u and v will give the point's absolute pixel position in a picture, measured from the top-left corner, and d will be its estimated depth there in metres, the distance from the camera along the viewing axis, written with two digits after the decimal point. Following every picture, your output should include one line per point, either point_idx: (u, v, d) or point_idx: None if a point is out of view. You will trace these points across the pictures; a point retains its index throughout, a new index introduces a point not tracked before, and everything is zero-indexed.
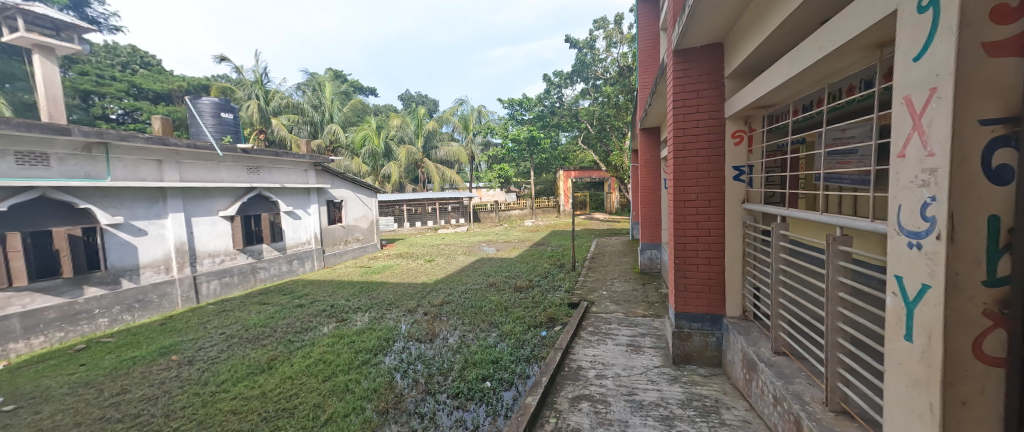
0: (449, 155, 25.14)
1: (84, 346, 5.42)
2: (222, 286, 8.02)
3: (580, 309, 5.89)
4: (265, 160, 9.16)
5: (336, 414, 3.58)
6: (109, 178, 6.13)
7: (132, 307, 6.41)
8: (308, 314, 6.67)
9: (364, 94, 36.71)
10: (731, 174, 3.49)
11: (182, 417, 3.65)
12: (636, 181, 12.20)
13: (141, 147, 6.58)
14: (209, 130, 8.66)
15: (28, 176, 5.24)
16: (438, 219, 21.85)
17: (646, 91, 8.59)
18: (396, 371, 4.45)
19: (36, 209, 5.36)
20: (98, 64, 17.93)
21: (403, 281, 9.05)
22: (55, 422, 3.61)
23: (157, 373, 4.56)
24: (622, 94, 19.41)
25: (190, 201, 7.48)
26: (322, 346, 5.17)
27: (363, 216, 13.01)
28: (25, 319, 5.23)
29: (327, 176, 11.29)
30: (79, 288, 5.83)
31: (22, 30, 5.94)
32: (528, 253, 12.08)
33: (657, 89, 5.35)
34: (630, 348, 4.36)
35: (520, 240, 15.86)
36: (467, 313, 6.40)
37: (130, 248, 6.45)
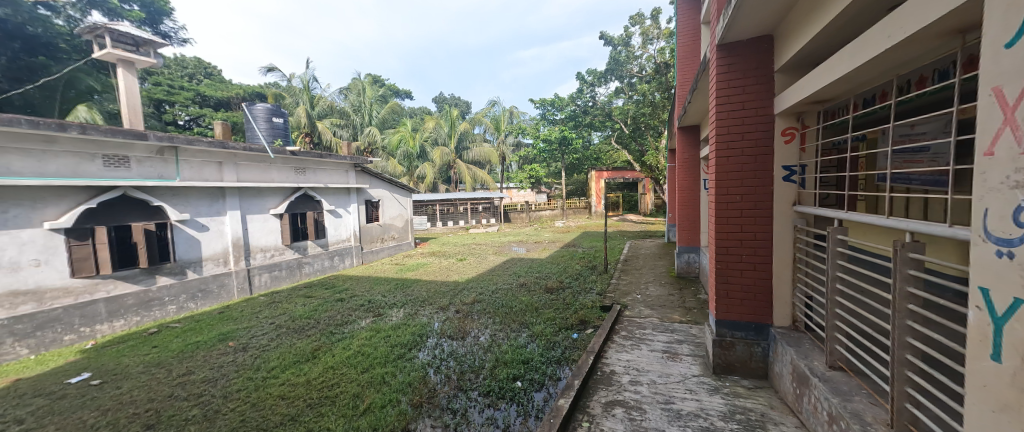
0: (481, 156, 25.52)
1: (156, 330, 6.11)
2: (273, 279, 8.71)
3: (613, 312, 5.77)
4: (311, 161, 9.85)
5: (375, 405, 3.77)
6: (178, 178, 6.83)
7: (195, 296, 7.14)
8: (347, 308, 7.07)
9: (400, 97, 38.14)
10: (781, 174, 3.27)
11: (238, 399, 4.00)
12: (670, 184, 11.74)
13: (205, 150, 7.30)
14: (262, 133, 9.45)
15: (112, 177, 5.99)
16: (470, 219, 22.23)
17: (685, 89, 8.23)
18: (429, 367, 4.61)
19: (120, 205, 6.11)
20: (170, 76, 20.00)
21: (434, 279, 9.34)
22: (133, 396, 4.10)
23: (217, 356, 5.05)
24: (658, 92, 18.76)
25: (246, 199, 8.20)
26: (360, 339, 5.46)
27: (398, 215, 13.58)
28: (110, 304, 5.95)
29: (366, 176, 11.92)
30: (152, 277, 6.55)
31: (110, 48, 6.85)
32: (556, 255, 11.99)
33: (697, 86, 5.11)
34: (667, 355, 4.20)
35: (549, 241, 15.77)
36: (498, 312, 6.48)
37: (195, 242, 7.17)
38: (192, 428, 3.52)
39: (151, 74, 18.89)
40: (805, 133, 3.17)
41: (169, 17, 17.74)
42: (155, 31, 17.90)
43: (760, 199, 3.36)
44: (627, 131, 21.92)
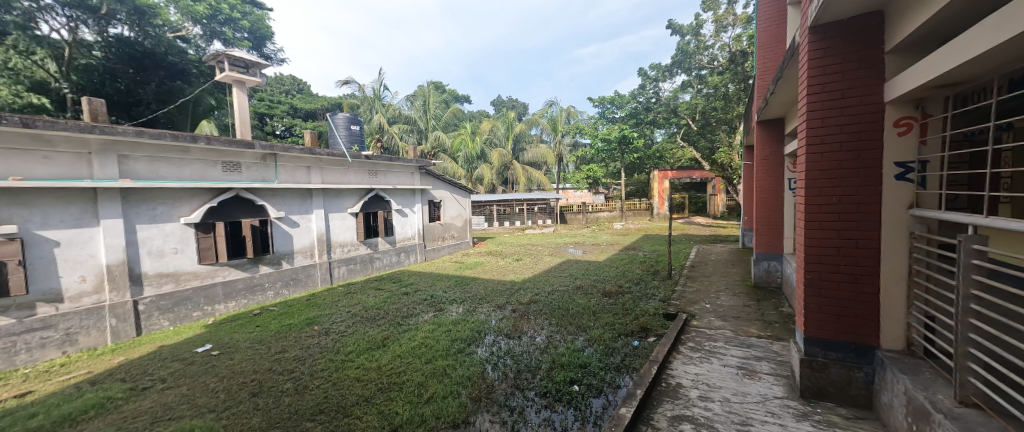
0: (537, 157, 25.59)
1: (258, 312, 7.11)
2: (349, 272, 9.63)
3: (679, 321, 5.42)
4: (382, 164, 10.71)
5: (437, 395, 3.98)
6: (276, 181, 7.92)
7: (288, 284, 8.16)
8: (412, 301, 7.57)
9: (460, 103, 39.72)
10: (892, 172, 2.81)
11: (323, 377, 4.49)
12: (745, 186, 10.70)
13: (297, 156, 8.35)
14: (342, 140, 10.50)
15: (228, 180, 7.13)
16: (526, 220, 22.37)
17: (767, 79, 7.40)
18: (487, 363, 4.74)
19: (234, 204, 7.17)
20: (271, 92, 23.06)
21: (492, 277, 9.57)
22: (243, 367, 4.82)
23: (305, 338, 5.74)
24: (732, 83, 17.24)
25: (329, 199, 9.18)
26: (424, 332, 5.80)
27: (457, 215, 14.19)
28: (225, 287, 7.06)
29: (429, 178, 12.65)
30: (256, 266, 7.63)
31: (227, 71, 8.14)
32: (615, 258, 11.53)
33: (783, 75, 4.59)
34: (742, 372, 3.83)
35: (607, 243, 15.25)
36: (555, 314, 6.45)
37: (288, 236, 8.21)
38: (286, 399, 4.01)
39: (256, 91, 21.97)
40: (925, 124, 2.69)
41: (270, 41, 20.50)
42: (259, 54, 20.80)
43: (864, 201, 2.91)
44: (695, 127, 20.51)
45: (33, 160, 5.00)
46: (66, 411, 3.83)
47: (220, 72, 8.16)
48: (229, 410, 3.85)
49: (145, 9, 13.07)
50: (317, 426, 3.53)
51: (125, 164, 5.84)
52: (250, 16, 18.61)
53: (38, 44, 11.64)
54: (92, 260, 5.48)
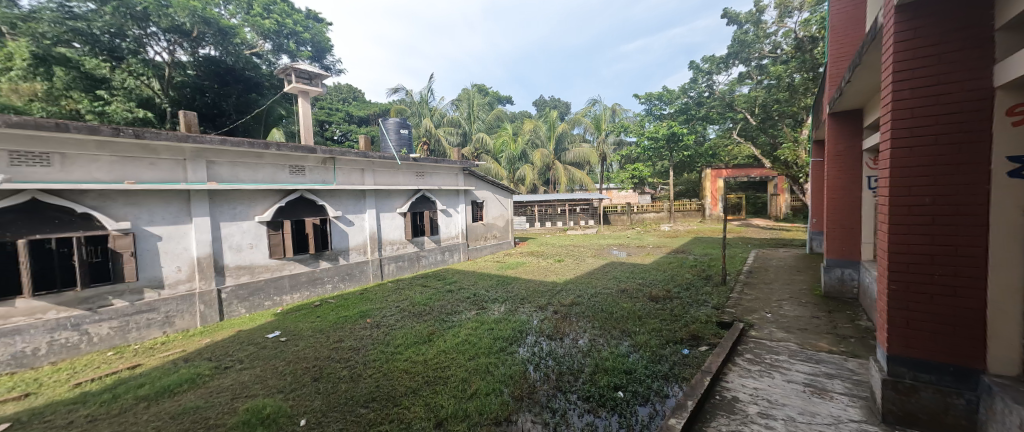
0: (580, 156, 25.20)
1: (319, 303, 7.73)
2: (398, 269, 10.15)
3: (735, 330, 5.06)
4: (428, 166, 11.15)
5: (480, 391, 4.06)
6: (334, 182, 8.54)
7: (344, 278, 8.78)
8: (456, 299, 7.79)
9: (503, 104, 40.17)
10: (1004, 168, 2.40)
11: (375, 366, 4.79)
12: (813, 186, 9.72)
13: (353, 159, 8.95)
14: (392, 143, 11.09)
15: (294, 182, 7.82)
16: (568, 221, 22.07)
17: (842, 67, 6.66)
18: (528, 363, 4.76)
19: (298, 204, 7.85)
20: (330, 101, 24.96)
21: (533, 278, 9.58)
22: (306, 353, 5.27)
23: (360, 330, 6.15)
24: (798, 72, 15.73)
25: (381, 200, 9.72)
26: (467, 329, 5.96)
27: (500, 215, 14.38)
28: (291, 280, 7.75)
29: (473, 179, 12.96)
30: (317, 261, 8.29)
31: (293, 82, 8.93)
32: (662, 261, 11.02)
33: (862, 62, 4.12)
34: (810, 390, 3.48)
35: (653, 246, 14.61)
36: (598, 317, 6.30)
37: (345, 234, 8.82)
38: (343, 385, 4.32)
39: (318, 100, 23.84)
40: None
41: (329, 53, 22.21)
42: (320, 65, 22.66)
43: (966, 202, 2.52)
44: (753, 121, 19.02)
45: (142, 166, 5.84)
46: (167, 383, 4.43)
47: (288, 84, 8.97)
48: (294, 392, 4.23)
49: (227, 30, 14.95)
50: (370, 413, 3.76)
51: (212, 169, 6.63)
52: (311, 30, 20.41)
53: (146, 65, 13.49)
54: (185, 253, 6.28)
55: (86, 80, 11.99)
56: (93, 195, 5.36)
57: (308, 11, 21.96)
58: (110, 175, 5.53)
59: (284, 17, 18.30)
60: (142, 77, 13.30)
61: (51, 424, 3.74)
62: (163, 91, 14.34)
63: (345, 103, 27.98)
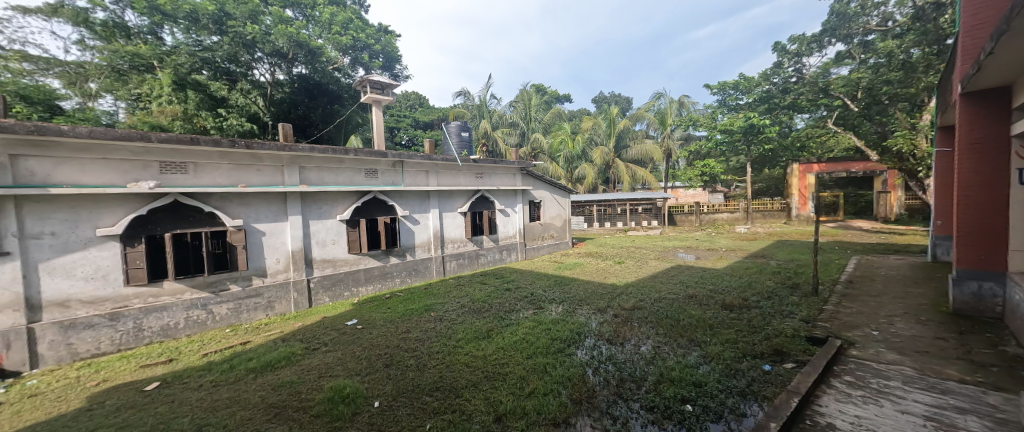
0: (643, 153, 23.91)
1: (389, 296, 8.38)
2: (459, 266, 10.58)
3: (830, 347, 4.44)
4: (487, 167, 11.46)
5: (539, 391, 4.07)
6: (403, 184, 9.18)
7: (411, 273, 9.39)
8: (514, 297, 7.89)
9: (561, 103, 39.79)
10: None
11: (439, 357, 5.06)
12: (937, 181, 8.13)
13: (419, 162, 9.54)
14: (454, 146, 11.63)
15: (369, 184, 8.57)
16: (629, 221, 21.10)
17: (980, 35, 5.47)
18: (587, 366, 4.65)
19: (372, 204, 8.57)
20: (398, 109, 26.93)
21: (592, 279, 9.33)
22: (379, 341, 5.74)
23: (425, 322, 6.54)
24: (917, 47, 13.25)
25: (443, 200, 10.21)
26: (525, 328, 6.01)
27: (557, 215, 14.27)
28: (366, 273, 8.50)
29: (530, 179, 13.03)
30: (387, 257, 8.97)
31: (368, 93, 9.78)
32: (737, 266, 10.02)
33: (1009, 30, 3.35)
34: (933, 424, 2.92)
35: (726, 249, 13.37)
36: (662, 323, 5.94)
37: (411, 233, 9.43)
38: (410, 373, 4.63)
39: (388, 109, 25.83)
40: None
41: (398, 63, 24.03)
42: (390, 74, 24.65)
43: None
44: (855, 107, 16.46)
45: (251, 171, 6.83)
46: (270, 358, 5.13)
47: (364, 95, 9.86)
48: (370, 375, 4.64)
49: (315, 51, 16.60)
50: (434, 401, 3.97)
51: (303, 174, 7.52)
52: (381, 42, 22.25)
53: (252, 86, 15.86)
54: (283, 246, 7.21)
55: (210, 101, 14.43)
56: (216, 197, 6.39)
57: (380, 26, 24.05)
58: (229, 179, 6.56)
59: (359, 33, 20.15)
60: (250, 96, 15.53)
61: (188, 386, 4.55)
62: (266, 107, 16.66)
63: (412, 110, 29.93)
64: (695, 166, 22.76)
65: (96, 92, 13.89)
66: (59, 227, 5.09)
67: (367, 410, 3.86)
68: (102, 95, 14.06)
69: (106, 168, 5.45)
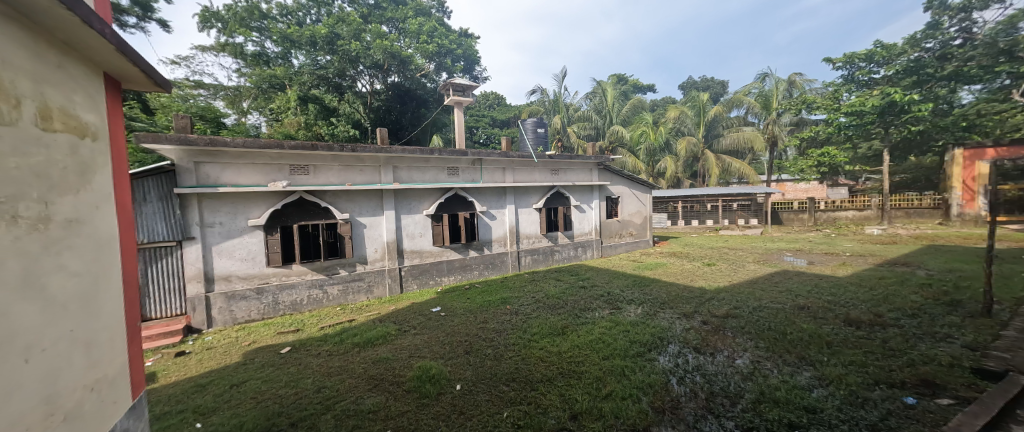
0: (740, 142, 21.20)
1: (468, 286, 8.87)
2: (533, 261, 10.70)
3: (1009, 385, 3.44)
4: (563, 163, 11.34)
5: (616, 394, 3.92)
6: (481, 181, 9.58)
7: (488, 266, 9.79)
8: (590, 296, 7.71)
9: (643, 92, 37.23)
10: None
11: (515, 350, 5.18)
12: None
13: (496, 160, 9.86)
14: (530, 142, 11.80)
15: (451, 181, 9.12)
16: (721, 219, 19.00)
17: None
18: (671, 374, 4.33)
19: (454, 200, 9.14)
20: (477, 110, 28.20)
21: (676, 281, 8.63)
22: (459, 329, 6.10)
23: (501, 314, 6.76)
24: None
25: (519, 196, 10.40)
26: (601, 327, 5.83)
27: (636, 212, 13.50)
28: (448, 264, 9.11)
29: (608, 174, 12.55)
30: (467, 250, 9.49)
31: (451, 96, 10.40)
32: (866, 275, 8.34)
33: None
34: None
35: (849, 254, 11.20)
36: (764, 336, 5.22)
37: (489, 228, 9.82)
38: (488, 362, 4.84)
39: (469, 110, 27.19)
40: None
41: (477, 64, 25.20)
42: (470, 76, 25.92)
43: None
44: None
45: (356, 171, 7.78)
46: (369, 336, 5.82)
47: (447, 98, 10.50)
48: (452, 360, 4.97)
49: (405, 60, 18.21)
50: (511, 391, 4.10)
51: (396, 173, 8.32)
52: (463, 46, 23.55)
53: (355, 95, 17.92)
54: (380, 237, 8.11)
55: (325, 112, 16.65)
56: (330, 194, 7.44)
57: (461, 30, 25.37)
58: (339, 179, 7.57)
59: (443, 39, 21.55)
60: (354, 105, 17.74)
61: (310, 353, 5.40)
62: (366, 114, 18.66)
63: (491, 109, 31.06)
64: (808, 155, 19.45)
65: (246, 109, 17.36)
66: (225, 218, 6.46)
67: (450, 392, 4.15)
68: (250, 112, 17.49)
69: (254, 171, 6.71)
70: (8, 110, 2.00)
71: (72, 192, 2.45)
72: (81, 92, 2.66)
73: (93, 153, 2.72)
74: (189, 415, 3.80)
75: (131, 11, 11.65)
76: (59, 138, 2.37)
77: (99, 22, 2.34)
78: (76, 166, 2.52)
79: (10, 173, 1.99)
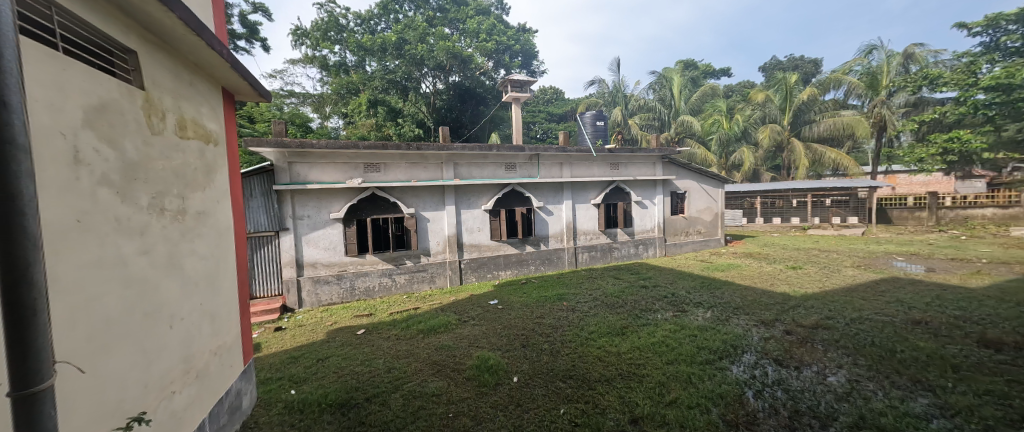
0: (837, 129, 18.42)
1: (524, 281, 8.96)
2: (591, 258, 10.45)
3: None
4: (624, 157, 10.87)
5: (682, 402, 3.69)
6: (538, 176, 9.57)
7: (544, 262, 9.77)
8: (652, 296, 7.33)
9: (715, 78, 34.05)
10: None
11: (572, 347, 5.11)
12: None
13: (554, 155, 9.76)
14: (588, 136, 11.50)
15: (509, 177, 9.24)
16: (811, 217, 16.71)
17: None
18: (747, 386, 3.95)
19: (512, 196, 9.26)
20: (535, 105, 28.20)
21: (752, 285, 7.82)
22: (516, 323, 6.18)
23: (558, 311, 6.71)
24: None
25: (577, 191, 10.19)
26: (664, 330, 5.51)
27: (706, 208, 12.48)
28: (505, 259, 9.27)
29: (673, 168, 11.76)
30: (523, 245, 9.56)
31: (509, 92, 10.51)
32: (1009, 287, 6.79)
33: None
34: None
35: (986, 261, 9.18)
36: (864, 353, 4.51)
37: (545, 223, 9.79)
38: (544, 357, 4.83)
39: (527, 105, 27.21)
40: None
41: (535, 59, 25.10)
42: (528, 71, 25.91)
43: None
44: None
45: (421, 168, 8.24)
46: (432, 324, 6.15)
47: (506, 95, 10.64)
48: (509, 352, 5.07)
49: (466, 59, 18.74)
50: (568, 388, 4.06)
51: (457, 169, 8.64)
52: (520, 41, 23.77)
53: (419, 96, 18.89)
54: (442, 231, 8.52)
55: (392, 113, 17.86)
56: (398, 190, 7.99)
57: (519, 26, 25.47)
58: (405, 175, 8.07)
59: (501, 36, 21.84)
60: (418, 105, 18.73)
61: (381, 335, 5.88)
62: (430, 113, 19.62)
63: (548, 104, 30.77)
64: (929, 141, 16.25)
65: (328, 114, 19.29)
66: (312, 211, 7.28)
67: (507, 383, 4.24)
68: (331, 116, 19.41)
69: (334, 169, 7.42)
70: (157, 122, 2.45)
71: (200, 189, 2.93)
72: (206, 104, 3.16)
73: (215, 156, 3.22)
74: (286, 382, 4.37)
75: (242, 35, 13.60)
76: (192, 144, 2.85)
77: (220, 44, 2.76)
78: (204, 167, 3.01)
79: (158, 174, 2.43)
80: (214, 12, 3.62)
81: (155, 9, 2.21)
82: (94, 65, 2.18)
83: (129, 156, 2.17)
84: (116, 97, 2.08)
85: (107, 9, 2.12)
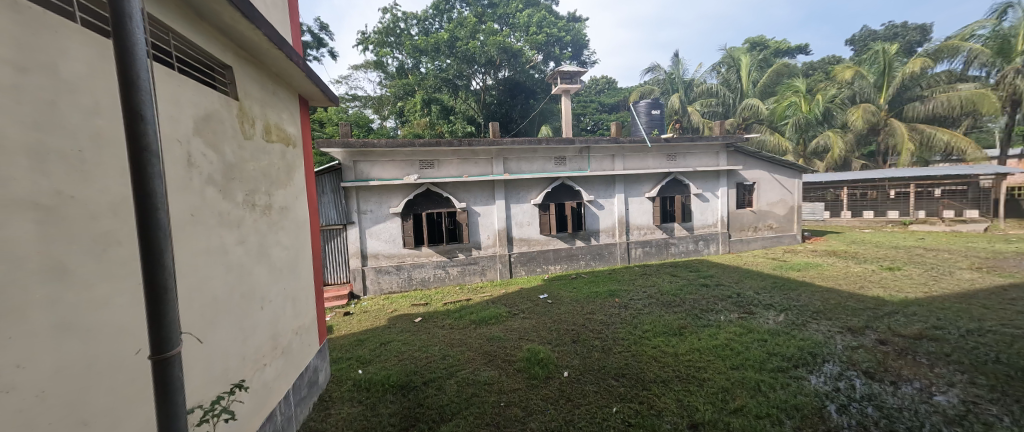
0: (952, 106, 15.54)
1: (574, 276, 8.84)
2: (645, 254, 10.01)
3: None
4: (682, 147, 10.19)
5: (750, 410, 3.41)
6: (588, 169, 9.33)
7: (595, 257, 9.55)
8: (714, 296, 6.83)
9: (791, 56, 30.49)
10: None
11: (624, 345, 4.96)
12: None
13: (605, 147, 9.43)
14: (643, 126, 10.96)
15: (559, 171, 9.12)
16: (913, 211, 14.40)
17: None
18: (828, 399, 3.55)
19: (561, 189, 9.17)
20: (585, 96, 27.51)
21: (835, 287, 6.95)
22: (565, 318, 6.12)
23: (611, 307, 6.52)
24: None
25: (629, 184, 9.79)
26: (729, 333, 5.12)
27: (779, 201, 11.31)
28: (555, 253, 9.21)
29: (739, 157, 10.79)
30: (573, 240, 9.43)
31: (559, 84, 10.33)
32: None
33: None
34: None
35: None
36: (985, 371, 3.81)
37: (596, 218, 9.56)
38: (596, 354, 4.74)
39: (577, 97, 26.59)
40: None
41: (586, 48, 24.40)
42: (579, 62, 25.30)
43: None
44: None
45: (471, 164, 8.43)
46: (483, 315, 6.33)
47: (555, 87, 10.47)
48: (560, 347, 5.04)
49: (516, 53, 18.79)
50: (620, 386, 3.96)
51: (507, 164, 8.72)
52: (571, 32, 23.26)
53: (470, 93, 19.31)
54: (492, 225, 8.69)
55: (445, 111, 18.47)
56: (450, 185, 8.28)
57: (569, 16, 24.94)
58: (457, 171, 8.31)
59: (551, 28, 21.55)
60: (468, 102, 19.17)
61: (436, 324, 6.18)
62: (480, 110, 19.97)
63: (600, 94, 29.84)
64: None
65: (387, 115, 20.45)
66: (374, 206, 7.82)
67: (558, 377, 4.24)
68: (390, 116, 20.55)
69: (393, 166, 7.88)
70: (249, 128, 2.79)
71: (283, 187, 3.28)
72: (287, 110, 3.52)
73: (295, 157, 3.59)
74: (355, 362, 4.79)
75: (313, 45, 14.86)
76: (275, 147, 3.20)
77: (297, 56, 3.06)
78: (285, 167, 3.36)
79: (250, 174, 2.76)
80: (290, 26, 4.01)
81: (245, 28, 2.50)
82: (200, 80, 2.52)
83: (227, 158, 2.49)
84: (217, 107, 2.41)
85: (209, 31, 2.45)
